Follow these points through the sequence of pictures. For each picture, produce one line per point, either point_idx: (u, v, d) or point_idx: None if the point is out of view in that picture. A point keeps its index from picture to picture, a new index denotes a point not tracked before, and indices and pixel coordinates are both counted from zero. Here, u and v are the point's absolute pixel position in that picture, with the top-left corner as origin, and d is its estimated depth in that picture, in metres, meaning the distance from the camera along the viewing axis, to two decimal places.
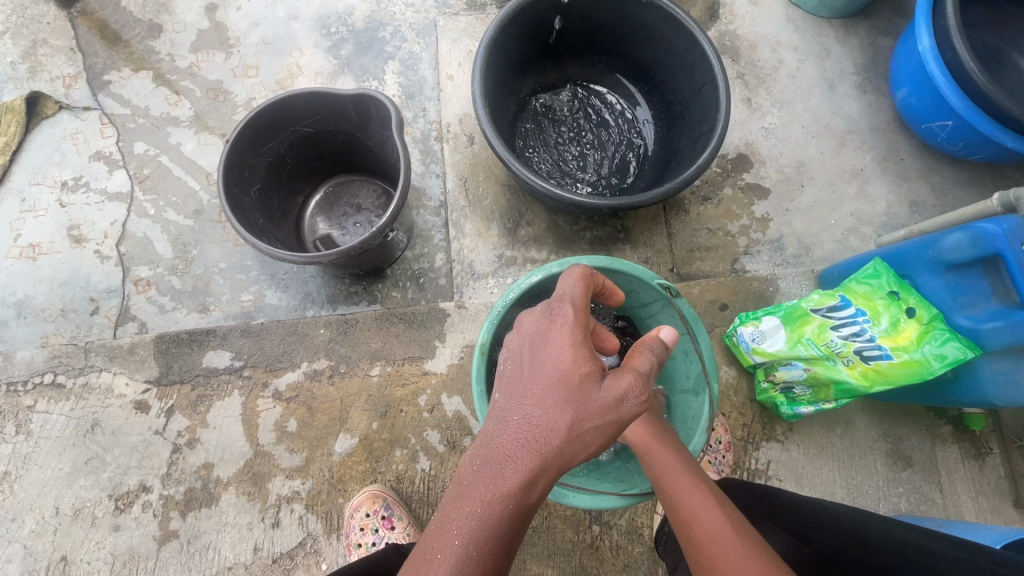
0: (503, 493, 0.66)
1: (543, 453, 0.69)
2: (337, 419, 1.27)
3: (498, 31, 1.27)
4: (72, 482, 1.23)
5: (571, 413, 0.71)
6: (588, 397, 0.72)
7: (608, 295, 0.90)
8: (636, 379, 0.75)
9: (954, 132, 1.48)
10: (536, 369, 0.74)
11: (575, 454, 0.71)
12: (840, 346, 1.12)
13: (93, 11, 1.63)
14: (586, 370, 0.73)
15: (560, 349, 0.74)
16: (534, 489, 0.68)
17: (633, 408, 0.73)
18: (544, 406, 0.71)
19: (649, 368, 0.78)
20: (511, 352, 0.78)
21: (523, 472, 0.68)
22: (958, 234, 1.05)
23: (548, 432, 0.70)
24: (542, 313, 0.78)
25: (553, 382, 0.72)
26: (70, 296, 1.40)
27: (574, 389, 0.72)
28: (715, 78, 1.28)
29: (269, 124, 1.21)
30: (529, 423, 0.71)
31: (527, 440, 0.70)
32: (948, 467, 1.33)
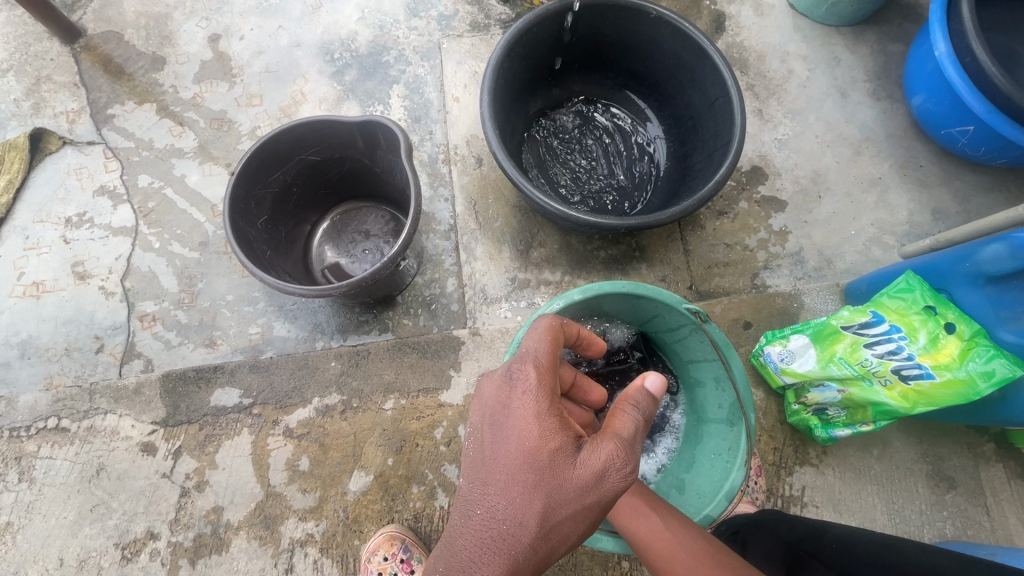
0: None
1: (514, 550, 0.66)
2: (351, 456, 1.22)
3: (505, 51, 1.25)
4: (77, 531, 1.18)
5: (542, 501, 0.68)
6: (563, 478, 0.68)
7: (583, 343, 0.88)
8: (616, 445, 0.70)
9: (976, 137, 1.43)
10: (500, 452, 0.71)
11: (552, 545, 0.68)
12: (876, 365, 1.07)
13: (97, 46, 1.63)
14: (555, 446, 0.69)
15: (528, 426, 0.70)
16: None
17: (614, 483, 0.69)
18: (512, 494, 0.68)
19: (637, 434, 0.72)
20: (475, 429, 0.75)
21: (493, 574, 0.66)
22: (996, 245, 1.00)
23: (519, 526, 0.67)
24: (503, 378, 0.74)
25: (519, 465, 0.69)
26: (74, 335, 1.36)
27: (546, 471, 0.68)
28: (728, 90, 1.24)
29: (275, 154, 1.18)
30: (497, 516, 0.68)
31: (496, 536, 0.68)
32: (994, 488, 1.26)
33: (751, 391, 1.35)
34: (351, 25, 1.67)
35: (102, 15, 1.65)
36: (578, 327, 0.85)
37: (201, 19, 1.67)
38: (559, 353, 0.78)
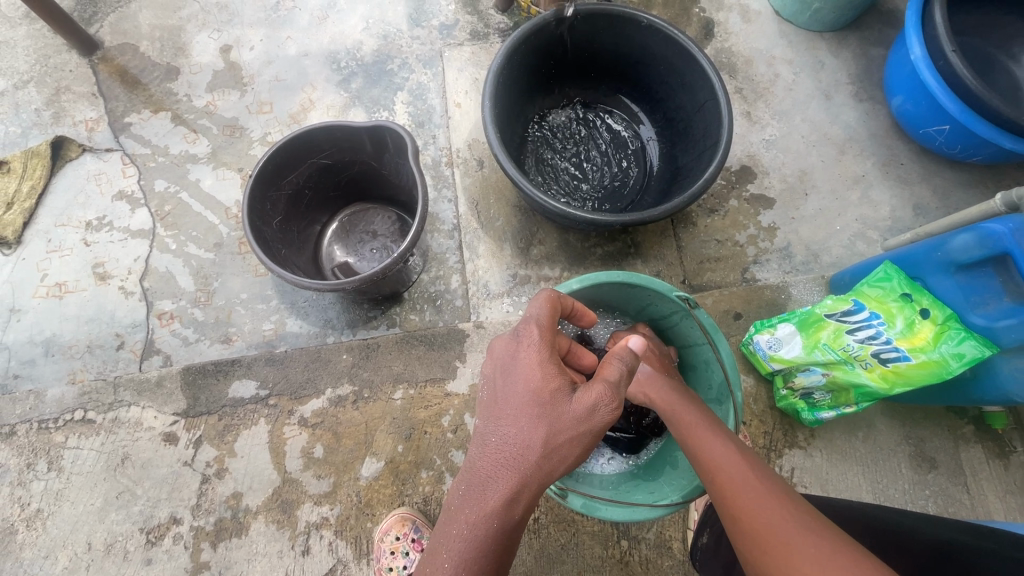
0: (487, 513, 0.71)
1: (522, 470, 0.73)
2: (363, 443, 1.28)
3: (505, 59, 1.32)
4: (104, 516, 1.24)
5: (545, 430, 0.74)
6: (560, 414, 0.75)
7: (579, 316, 0.94)
8: (608, 386, 0.77)
9: (952, 135, 1.51)
10: (508, 391, 0.78)
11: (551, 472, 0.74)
12: (857, 349, 1.15)
13: (113, 57, 1.70)
14: (556, 386, 0.77)
15: (531, 370, 0.78)
16: (516, 509, 0.72)
17: (605, 417, 0.76)
18: (518, 426, 0.75)
19: (624, 378, 0.79)
20: (486, 377, 0.82)
21: (503, 492, 0.72)
22: (966, 235, 1.07)
23: (525, 451, 0.73)
24: (510, 335, 0.81)
25: (525, 402, 0.76)
26: (96, 333, 1.43)
27: (547, 406, 0.75)
28: (716, 94, 1.32)
29: (290, 158, 1.26)
30: (504, 445, 0.75)
31: (505, 461, 0.74)
32: (974, 467, 1.33)
33: (743, 378, 1.41)
34: (356, 35, 1.75)
35: (119, 28, 1.73)
36: (574, 301, 0.92)
37: (213, 31, 1.74)
38: (558, 317, 0.85)
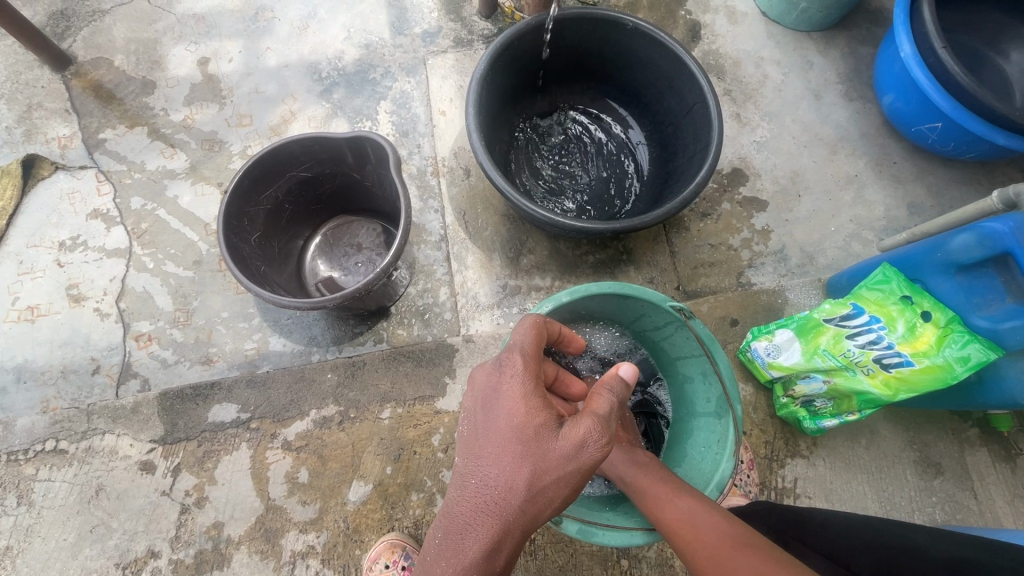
0: (465, 565, 0.66)
1: (504, 514, 0.68)
2: (350, 466, 1.23)
3: (489, 66, 1.29)
4: (77, 552, 1.18)
5: (530, 471, 0.70)
6: (546, 454, 0.71)
7: (567, 341, 0.93)
8: (594, 424, 0.73)
9: (944, 133, 1.49)
10: (490, 428, 0.73)
11: (535, 517, 0.70)
12: (858, 355, 1.11)
13: (87, 72, 1.65)
14: (541, 421, 0.73)
15: (515, 405, 0.74)
16: (496, 558, 0.67)
17: (593, 454, 0.72)
18: (501, 466, 0.70)
19: (611, 415, 0.76)
20: (467, 412, 0.78)
21: (485, 539, 0.67)
22: (965, 235, 1.04)
23: (508, 493, 0.69)
24: (493, 366, 0.78)
25: (508, 439, 0.72)
26: (70, 358, 1.37)
27: (531, 444, 0.71)
28: (705, 96, 1.29)
29: (267, 172, 1.21)
30: (485, 485, 0.70)
31: (486, 505, 0.69)
32: (980, 472, 1.30)
33: (741, 386, 1.37)
34: (337, 44, 1.71)
35: (92, 42, 1.69)
36: (561, 325, 0.89)
37: (190, 44, 1.70)
38: (543, 346, 0.82)
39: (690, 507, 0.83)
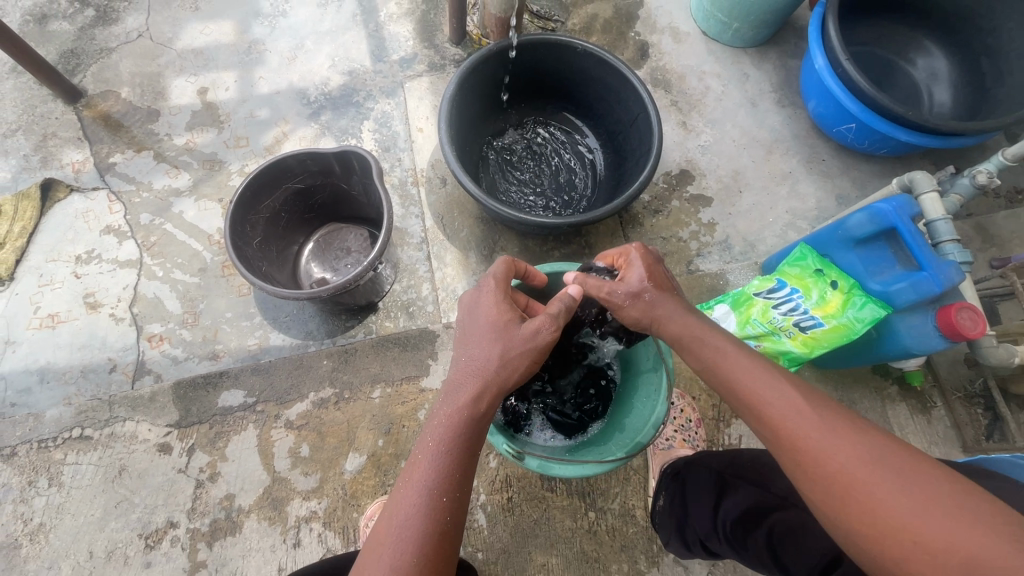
0: (459, 407, 0.82)
1: (485, 374, 0.85)
2: (345, 440, 1.39)
3: (458, 87, 1.48)
4: (103, 526, 1.32)
5: (502, 346, 0.88)
6: (512, 336, 0.89)
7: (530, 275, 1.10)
8: (547, 314, 0.93)
9: (859, 132, 1.71)
10: (473, 325, 0.92)
11: (510, 382, 0.87)
12: (782, 321, 1.31)
13: (97, 104, 1.83)
14: (509, 317, 0.91)
15: (489, 306, 0.93)
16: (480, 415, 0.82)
17: (548, 337, 0.91)
18: (482, 349, 0.88)
19: (564, 313, 0.94)
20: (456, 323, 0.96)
21: (469, 393, 0.83)
22: (860, 214, 1.24)
23: (487, 361, 0.86)
24: (473, 289, 0.97)
25: (486, 329, 0.90)
26: (90, 358, 1.53)
27: (502, 330, 0.90)
28: (646, 107, 1.49)
29: (266, 184, 1.39)
30: (472, 363, 0.87)
31: (472, 371, 0.86)
32: (900, 423, 1.48)
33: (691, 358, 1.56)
34: (323, 72, 1.91)
35: (101, 77, 1.87)
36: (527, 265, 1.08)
37: (190, 75, 1.89)
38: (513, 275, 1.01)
39: (793, 401, 0.74)
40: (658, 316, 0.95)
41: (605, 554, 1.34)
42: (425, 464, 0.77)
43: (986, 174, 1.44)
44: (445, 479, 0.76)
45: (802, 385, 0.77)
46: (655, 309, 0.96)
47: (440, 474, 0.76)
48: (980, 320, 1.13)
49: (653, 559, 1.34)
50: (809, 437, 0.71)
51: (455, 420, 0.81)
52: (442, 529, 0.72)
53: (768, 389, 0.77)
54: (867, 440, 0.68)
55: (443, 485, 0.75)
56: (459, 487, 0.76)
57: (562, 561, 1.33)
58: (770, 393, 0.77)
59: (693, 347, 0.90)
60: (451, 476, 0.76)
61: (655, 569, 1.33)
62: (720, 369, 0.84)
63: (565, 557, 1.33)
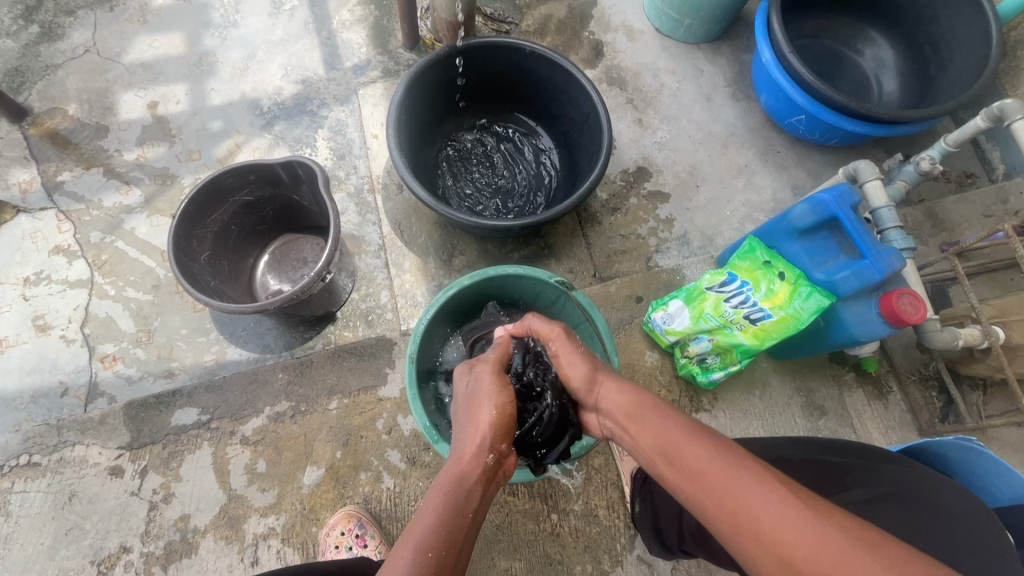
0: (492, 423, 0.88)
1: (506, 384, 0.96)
2: (303, 454, 1.38)
3: (406, 92, 1.47)
4: (53, 554, 1.29)
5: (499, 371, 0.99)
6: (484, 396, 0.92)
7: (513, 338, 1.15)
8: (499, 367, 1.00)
9: (809, 123, 1.72)
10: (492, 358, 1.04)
11: (495, 443, 0.87)
12: (732, 314, 1.30)
13: (43, 122, 1.80)
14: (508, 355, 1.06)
15: (461, 381, 1.01)
16: (471, 476, 0.81)
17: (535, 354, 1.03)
18: (462, 417, 0.93)
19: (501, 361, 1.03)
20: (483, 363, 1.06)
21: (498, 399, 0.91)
22: (803, 205, 1.26)
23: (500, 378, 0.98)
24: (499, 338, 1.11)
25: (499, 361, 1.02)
26: (40, 382, 1.49)
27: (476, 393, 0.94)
28: (596, 106, 1.49)
29: (211, 198, 1.37)
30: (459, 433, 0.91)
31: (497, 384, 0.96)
32: (857, 409, 1.50)
33: (650, 355, 1.57)
34: (276, 81, 1.88)
35: (47, 94, 1.83)
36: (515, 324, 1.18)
37: (139, 90, 1.86)
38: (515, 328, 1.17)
39: (771, 503, 0.63)
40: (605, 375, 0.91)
41: (569, 555, 1.34)
42: (419, 524, 0.73)
43: (929, 161, 1.47)
44: (435, 536, 0.71)
45: (752, 459, 0.68)
46: (601, 375, 0.90)
47: (432, 531, 0.72)
48: (921, 304, 1.15)
49: (616, 558, 1.34)
50: (780, 518, 0.62)
51: (452, 483, 0.80)
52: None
53: (730, 473, 0.67)
54: (835, 519, 0.62)
55: (432, 540, 0.71)
56: (452, 547, 0.71)
57: (526, 565, 1.32)
58: (734, 477, 0.67)
59: (653, 426, 0.77)
60: (443, 535, 0.72)
61: (619, 568, 1.34)
62: (674, 446, 0.73)
63: (528, 561, 1.33)
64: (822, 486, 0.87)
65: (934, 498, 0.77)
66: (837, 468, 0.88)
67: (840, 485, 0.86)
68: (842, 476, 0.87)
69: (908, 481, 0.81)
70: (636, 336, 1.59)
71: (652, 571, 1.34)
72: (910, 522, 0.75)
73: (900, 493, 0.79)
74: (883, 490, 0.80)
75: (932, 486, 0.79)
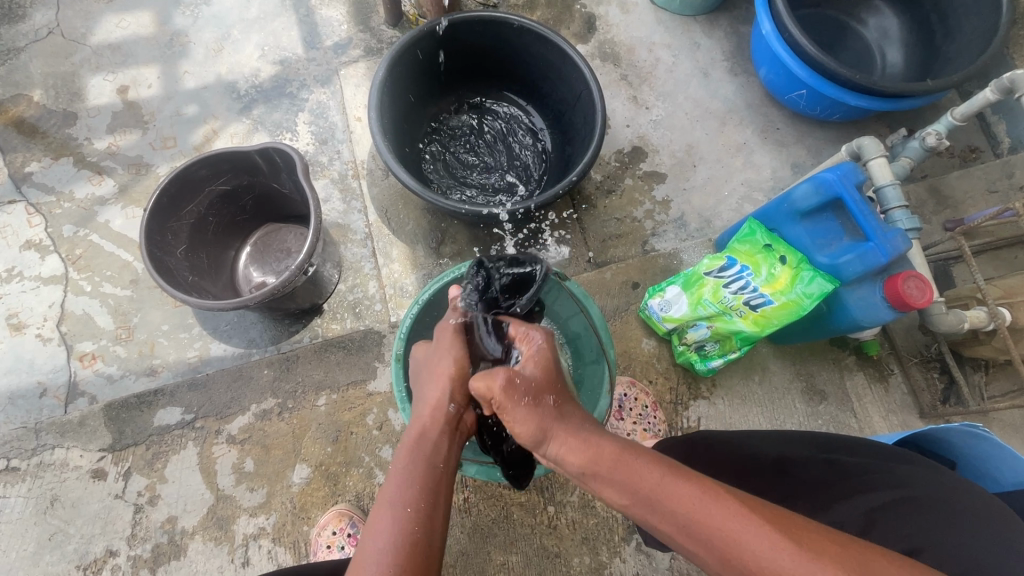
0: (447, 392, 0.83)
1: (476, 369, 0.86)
2: (291, 452, 1.36)
3: (387, 73, 1.38)
4: (38, 560, 1.29)
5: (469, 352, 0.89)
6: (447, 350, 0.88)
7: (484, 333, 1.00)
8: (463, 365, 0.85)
9: (810, 98, 1.66)
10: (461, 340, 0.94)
11: (454, 392, 0.83)
12: (732, 300, 1.26)
13: (8, 109, 1.71)
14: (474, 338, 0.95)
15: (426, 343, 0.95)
16: (434, 432, 0.79)
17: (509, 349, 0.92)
18: (423, 382, 0.88)
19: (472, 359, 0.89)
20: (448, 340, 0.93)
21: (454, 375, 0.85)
22: (805, 185, 1.20)
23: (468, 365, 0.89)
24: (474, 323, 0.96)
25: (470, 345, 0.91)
26: (17, 383, 1.44)
27: (436, 355, 0.88)
28: (589, 83, 1.42)
29: (184, 189, 1.30)
30: (418, 397, 0.86)
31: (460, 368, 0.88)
32: (858, 393, 1.47)
33: (647, 343, 1.53)
34: (253, 63, 1.79)
35: (10, 80, 1.73)
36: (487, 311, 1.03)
37: (108, 73, 1.76)
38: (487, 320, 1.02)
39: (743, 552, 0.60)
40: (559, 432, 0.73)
41: (566, 547, 1.32)
42: (391, 485, 0.73)
43: (935, 136, 1.41)
44: (410, 494, 0.71)
45: (731, 496, 0.63)
46: (553, 432, 0.73)
47: (405, 491, 0.72)
48: (927, 288, 1.11)
49: (614, 550, 1.32)
50: (774, 563, 0.58)
51: (415, 440, 0.78)
52: (415, 546, 0.67)
53: (712, 517, 0.62)
54: (827, 552, 0.58)
55: (407, 498, 0.71)
56: (428, 503, 0.71)
57: (522, 558, 1.30)
58: (724, 523, 0.62)
59: (619, 480, 0.68)
60: (414, 494, 0.71)
61: (617, 559, 1.32)
62: (649, 499, 0.66)
63: (525, 554, 1.31)
64: (835, 487, 0.84)
65: (953, 501, 0.72)
66: (848, 467, 0.85)
67: (853, 488, 0.82)
68: (855, 478, 0.83)
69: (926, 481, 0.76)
70: (632, 324, 1.55)
71: (650, 561, 1.32)
72: (929, 530, 0.70)
73: (921, 497, 0.74)
74: (897, 493, 0.76)
75: (952, 490, 0.74)
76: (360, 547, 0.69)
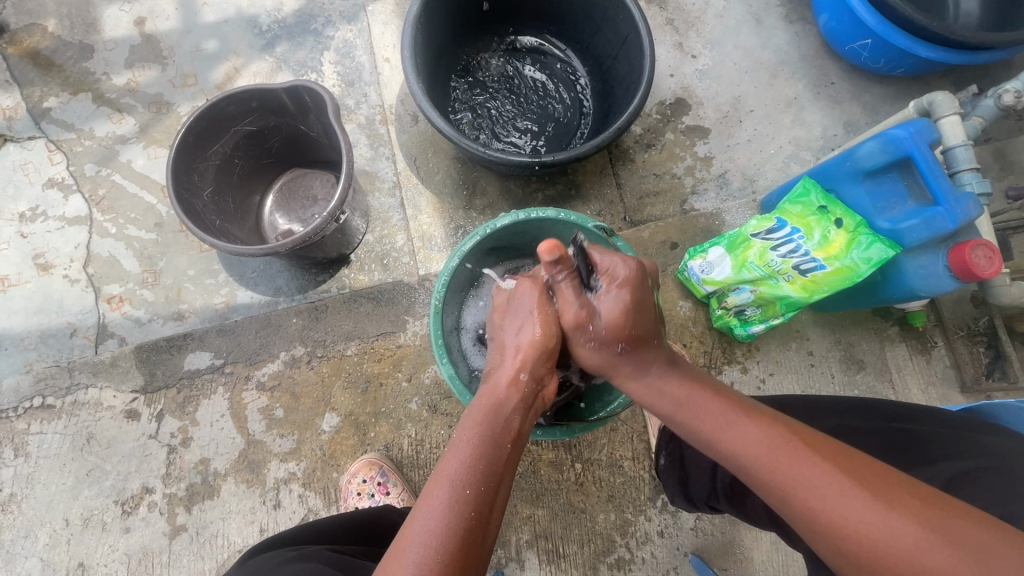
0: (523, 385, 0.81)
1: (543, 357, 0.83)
2: (321, 400, 1.36)
3: (422, 6, 1.28)
4: (77, 494, 1.33)
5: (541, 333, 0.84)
6: (538, 323, 0.84)
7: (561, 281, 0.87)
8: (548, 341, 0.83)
9: (874, 50, 1.53)
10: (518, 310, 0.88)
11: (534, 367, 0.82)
12: (780, 264, 1.19)
13: (22, 40, 1.63)
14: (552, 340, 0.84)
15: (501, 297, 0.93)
16: (510, 408, 0.78)
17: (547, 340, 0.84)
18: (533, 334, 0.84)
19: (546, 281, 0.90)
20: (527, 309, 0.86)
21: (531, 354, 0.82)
22: (871, 143, 1.12)
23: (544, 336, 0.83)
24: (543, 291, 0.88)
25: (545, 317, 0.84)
26: (47, 322, 1.44)
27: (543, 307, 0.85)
28: (638, 25, 1.30)
29: (209, 129, 1.24)
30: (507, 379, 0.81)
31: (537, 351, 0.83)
32: (898, 364, 1.43)
33: (681, 305, 1.50)
34: None
35: (23, 8, 1.65)
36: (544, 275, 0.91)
37: (123, 3, 1.66)
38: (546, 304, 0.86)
39: (779, 456, 0.65)
40: (627, 374, 0.81)
41: (593, 504, 1.32)
42: (451, 459, 0.70)
43: (1013, 93, 1.30)
44: (469, 472, 0.69)
45: (798, 439, 0.66)
46: (619, 371, 0.81)
47: (466, 466, 0.69)
48: (995, 258, 1.04)
49: (640, 508, 1.32)
50: (843, 510, 0.59)
51: (490, 411, 0.76)
52: (464, 538, 0.64)
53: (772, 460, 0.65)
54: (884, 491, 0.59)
55: (467, 475, 0.68)
56: (492, 478, 0.69)
57: (548, 513, 1.31)
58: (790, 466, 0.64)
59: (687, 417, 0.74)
60: (476, 471, 0.69)
61: (642, 517, 1.32)
62: (711, 433, 0.71)
63: (551, 509, 1.31)
64: (902, 455, 0.80)
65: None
66: (920, 437, 0.80)
67: (927, 458, 0.77)
68: (927, 445, 0.78)
69: (1006, 454, 0.72)
70: (668, 285, 1.50)
71: (675, 520, 1.32)
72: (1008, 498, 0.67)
73: (995, 466, 0.71)
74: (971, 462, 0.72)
75: None
76: (408, 523, 0.66)
